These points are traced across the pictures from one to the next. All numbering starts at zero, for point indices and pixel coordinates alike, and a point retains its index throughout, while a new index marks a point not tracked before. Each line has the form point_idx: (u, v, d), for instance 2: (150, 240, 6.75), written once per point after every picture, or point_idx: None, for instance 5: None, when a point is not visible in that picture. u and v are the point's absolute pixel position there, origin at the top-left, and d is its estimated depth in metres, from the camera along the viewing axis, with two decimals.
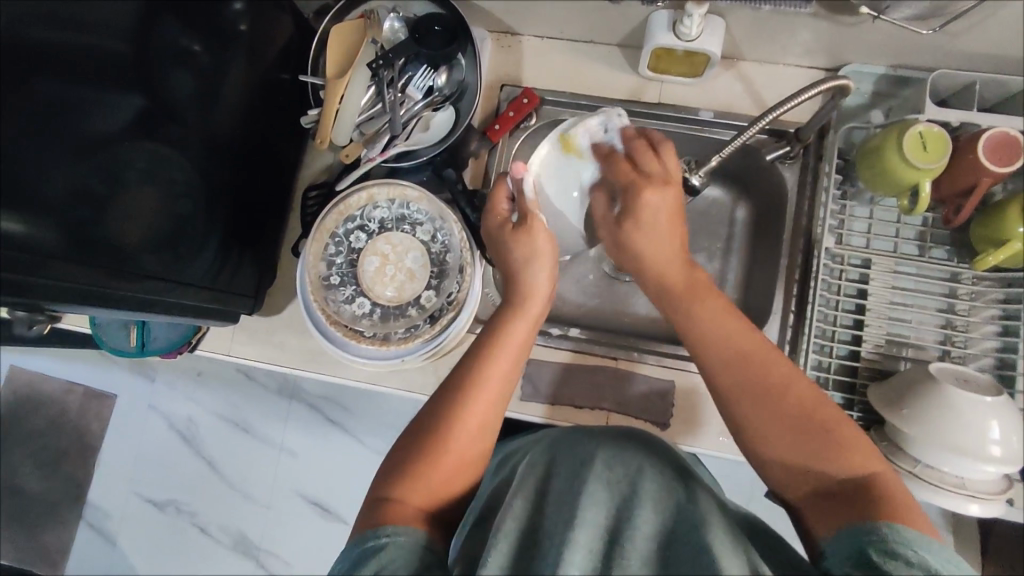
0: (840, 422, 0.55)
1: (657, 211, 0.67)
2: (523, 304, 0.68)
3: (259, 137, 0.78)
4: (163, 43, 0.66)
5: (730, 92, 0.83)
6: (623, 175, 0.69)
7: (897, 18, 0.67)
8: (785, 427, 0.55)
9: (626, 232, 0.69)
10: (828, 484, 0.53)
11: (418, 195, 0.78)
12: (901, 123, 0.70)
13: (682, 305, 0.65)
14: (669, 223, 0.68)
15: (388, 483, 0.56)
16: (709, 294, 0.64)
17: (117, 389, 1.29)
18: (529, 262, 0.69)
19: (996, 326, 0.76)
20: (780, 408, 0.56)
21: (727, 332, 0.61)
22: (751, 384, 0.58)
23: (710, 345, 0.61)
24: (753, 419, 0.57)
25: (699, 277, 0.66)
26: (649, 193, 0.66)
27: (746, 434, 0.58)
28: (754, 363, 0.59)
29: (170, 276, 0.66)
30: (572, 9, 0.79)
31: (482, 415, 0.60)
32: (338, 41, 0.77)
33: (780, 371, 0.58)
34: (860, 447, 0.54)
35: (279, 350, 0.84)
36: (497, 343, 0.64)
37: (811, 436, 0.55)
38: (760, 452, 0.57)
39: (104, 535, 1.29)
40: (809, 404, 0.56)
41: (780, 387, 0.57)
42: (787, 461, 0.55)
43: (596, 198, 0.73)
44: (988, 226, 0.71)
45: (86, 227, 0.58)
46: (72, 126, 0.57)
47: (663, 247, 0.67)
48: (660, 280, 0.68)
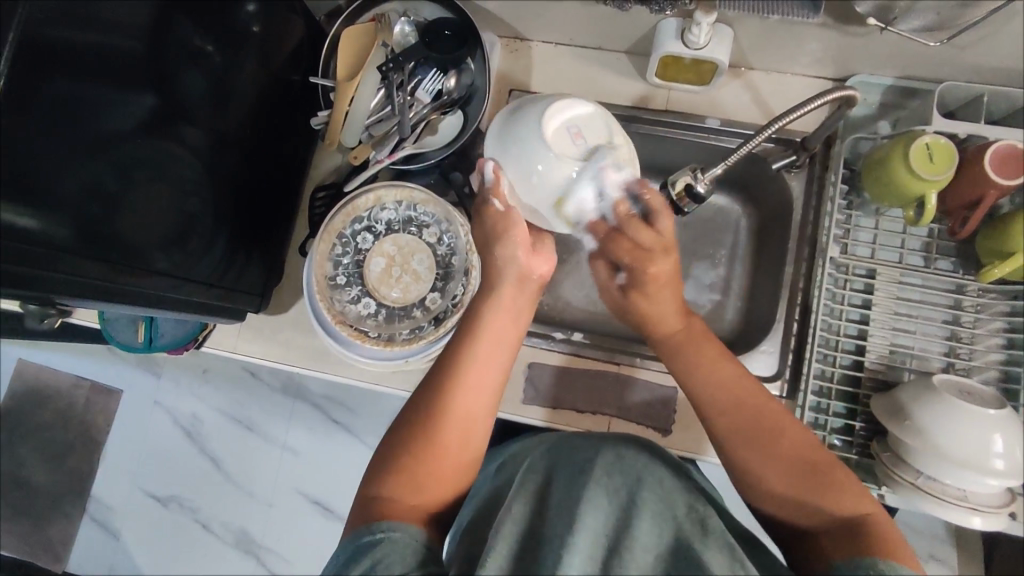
0: (831, 462, 0.57)
1: (664, 281, 0.68)
2: (500, 290, 0.67)
3: (267, 136, 0.79)
4: (179, 41, 0.67)
5: (737, 101, 0.83)
6: (626, 251, 0.69)
7: (906, 29, 0.67)
8: (779, 470, 0.56)
9: (633, 304, 0.71)
10: (823, 522, 0.54)
11: (425, 198, 0.79)
12: (907, 134, 0.70)
13: (679, 359, 0.65)
14: (673, 285, 0.69)
15: (380, 480, 0.57)
16: (703, 343, 0.65)
17: (123, 384, 1.31)
18: (497, 250, 0.68)
19: (1001, 339, 0.76)
20: (776, 450, 0.57)
21: (723, 380, 0.62)
22: (747, 429, 0.59)
23: (704, 392, 0.62)
24: (752, 461, 0.58)
25: (695, 327, 0.67)
26: (654, 267, 0.68)
27: (744, 477, 0.58)
28: (749, 411, 0.60)
29: (179, 271, 0.68)
30: (581, 15, 0.80)
31: (469, 408, 0.60)
32: (350, 46, 0.78)
33: (771, 418, 0.59)
34: (847, 485, 0.55)
35: (284, 348, 0.85)
36: (478, 332, 0.64)
37: (805, 476, 0.56)
38: (758, 495, 0.58)
39: (107, 530, 1.30)
40: (802, 447, 0.57)
41: (772, 430, 0.58)
42: (784, 502, 0.56)
43: (599, 269, 0.74)
44: (994, 238, 0.71)
45: (98, 222, 0.59)
46: (88, 124, 0.58)
47: (666, 309, 0.68)
48: (661, 335, 0.68)
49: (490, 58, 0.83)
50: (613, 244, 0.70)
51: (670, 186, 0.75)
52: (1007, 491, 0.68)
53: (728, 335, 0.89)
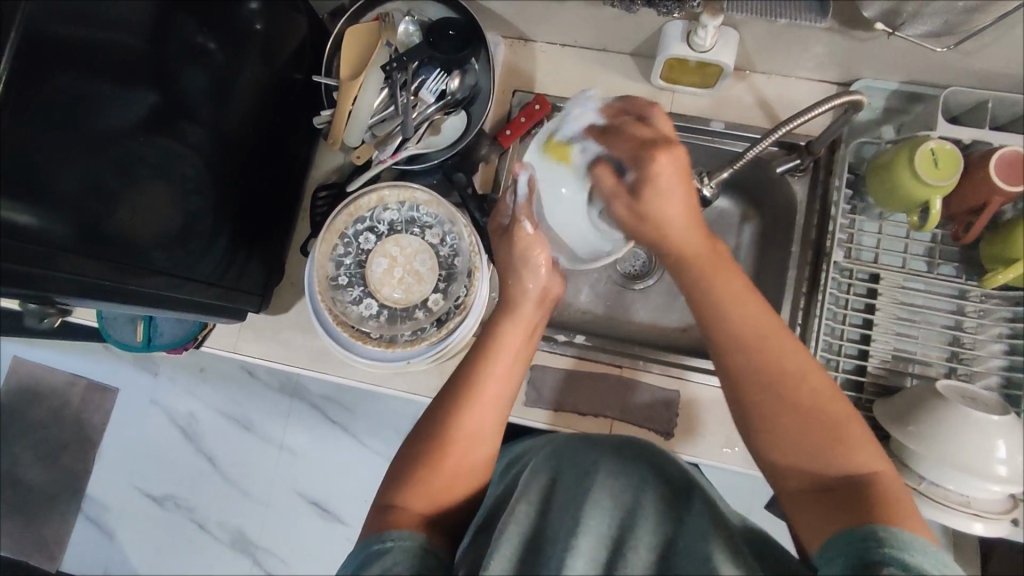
0: (847, 419, 0.53)
1: (673, 180, 0.57)
2: (519, 306, 0.66)
3: (269, 135, 0.79)
4: (182, 37, 0.67)
5: (742, 104, 0.83)
6: (632, 142, 0.60)
7: (912, 34, 0.67)
8: (790, 420, 0.54)
9: (638, 210, 0.60)
10: (826, 481, 0.52)
11: (428, 198, 0.78)
12: (913, 139, 0.70)
13: (699, 284, 0.58)
14: (685, 193, 0.58)
15: (393, 487, 0.57)
16: (723, 272, 0.58)
17: (120, 383, 1.29)
18: (520, 268, 0.67)
19: (1003, 345, 0.76)
20: (791, 399, 0.54)
21: (746, 315, 0.56)
22: (761, 373, 0.55)
23: (723, 329, 0.57)
24: (766, 409, 0.55)
25: (721, 250, 0.60)
26: (661, 157, 0.57)
27: (754, 425, 0.55)
28: (770, 350, 0.55)
29: (180, 272, 0.67)
30: (586, 17, 0.79)
31: (480, 421, 0.60)
32: (353, 44, 0.77)
33: (795, 361, 0.55)
34: (861, 445, 0.52)
35: (284, 348, 0.84)
36: (495, 348, 0.63)
37: (815, 430, 0.53)
38: (765, 447, 0.55)
39: (102, 529, 1.29)
40: (822, 397, 0.54)
41: (794, 378, 0.54)
42: (789, 457, 0.54)
43: (600, 174, 0.63)
44: (997, 244, 0.71)
45: (97, 220, 0.59)
46: (88, 119, 0.58)
47: (683, 217, 0.59)
48: (675, 252, 0.60)
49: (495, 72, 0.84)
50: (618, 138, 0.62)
51: None
52: (1008, 498, 0.68)
53: None
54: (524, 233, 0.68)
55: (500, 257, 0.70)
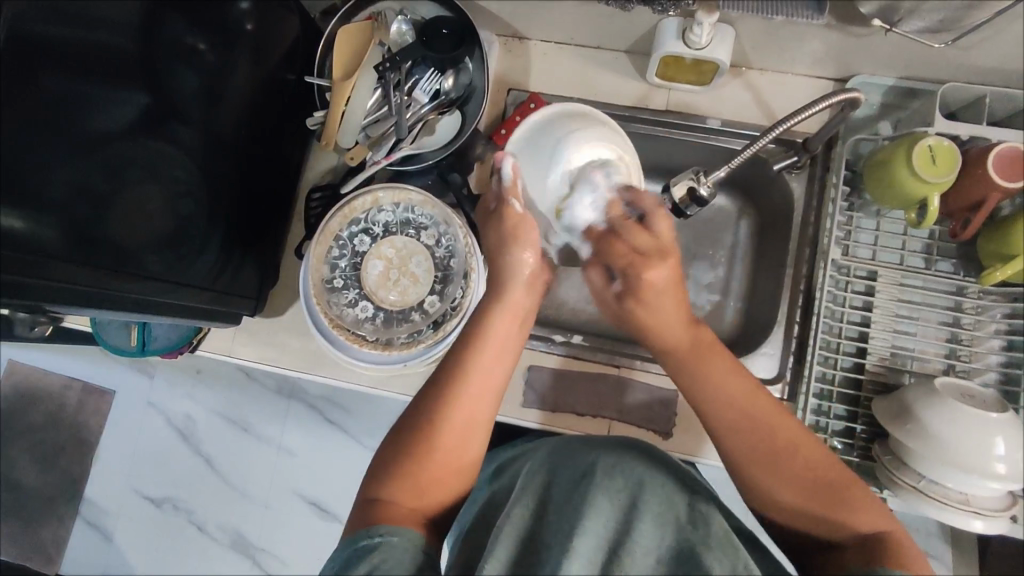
0: (847, 480, 0.55)
1: (660, 289, 0.63)
2: (507, 293, 0.65)
3: (263, 134, 0.78)
4: (172, 39, 0.67)
5: (738, 101, 0.83)
6: (622, 255, 0.65)
7: (910, 30, 0.66)
8: (794, 491, 0.55)
9: (631, 313, 0.65)
10: (837, 542, 0.54)
11: (422, 199, 0.78)
12: (910, 135, 0.70)
13: (690, 369, 0.61)
14: (671, 301, 0.63)
15: (378, 479, 0.57)
16: (712, 357, 0.61)
17: (116, 385, 1.29)
18: (508, 254, 0.66)
19: (1001, 341, 0.76)
20: (788, 470, 0.55)
21: (735, 394, 0.58)
22: (758, 453, 0.56)
23: (715, 411, 0.59)
24: (764, 485, 0.56)
25: (705, 337, 0.63)
26: (652, 273, 0.63)
27: (756, 499, 0.58)
28: (762, 427, 0.57)
29: (172, 276, 0.66)
30: (581, 14, 0.79)
31: (468, 413, 0.59)
32: (345, 42, 0.76)
33: (786, 435, 0.56)
34: (867, 506, 0.54)
35: (280, 351, 0.84)
36: (483, 338, 0.63)
37: (818, 494, 0.54)
38: (775, 514, 0.57)
39: (101, 532, 1.28)
40: (821, 468, 0.55)
41: (788, 450, 0.56)
42: (801, 517, 0.55)
43: (592, 276, 0.69)
44: (995, 240, 0.71)
45: (85, 224, 0.58)
46: (77, 122, 0.58)
47: (670, 321, 0.63)
48: (664, 345, 0.63)
49: (490, 72, 0.83)
50: (603, 248, 0.67)
51: (673, 188, 0.74)
52: (1008, 494, 0.68)
53: (727, 336, 0.89)
54: (511, 212, 0.67)
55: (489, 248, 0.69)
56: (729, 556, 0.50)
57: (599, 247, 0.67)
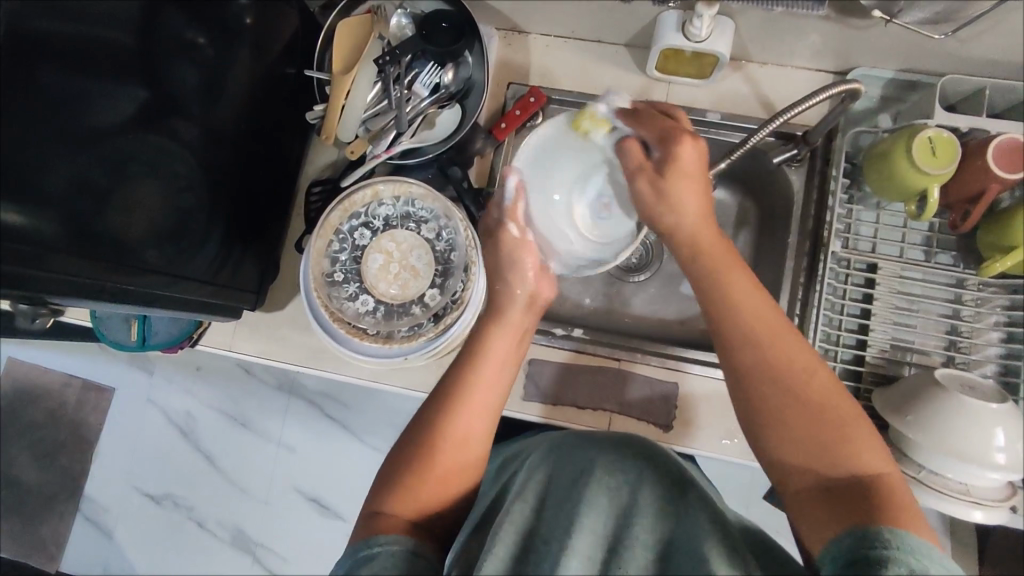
0: (854, 416, 0.54)
1: (693, 164, 0.63)
2: (502, 313, 0.66)
3: (262, 129, 0.78)
4: (170, 33, 0.67)
5: (738, 95, 0.83)
6: (658, 124, 0.66)
7: (909, 21, 0.66)
8: (794, 415, 0.54)
9: (665, 183, 0.63)
10: (831, 480, 0.52)
11: (423, 192, 0.78)
12: (911, 127, 0.70)
13: (711, 276, 0.60)
14: (700, 183, 0.63)
15: (380, 496, 0.57)
16: (735, 270, 0.60)
17: (116, 382, 1.29)
18: (500, 281, 0.68)
19: (1001, 333, 0.76)
20: (791, 391, 0.55)
21: (756, 311, 0.58)
22: (771, 371, 0.56)
23: (734, 327, 0.58)
24: (772, 407, 0.55)
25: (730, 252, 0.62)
26: (688, 142, 0.63)
27: (757, 425, 0.56)
28: (780, 347, 0.56)
29: (172, 270, 0.66)
30: (580, 8, 0.79)
31: (467, 427, 0.60)
32: (345, 37, 0.76)
33: (803, 357, 0.56)
34: (869, 446, 0.53)
35: (280, 346, 0.84)
36: (481, 356, 0.63)
37: (822, 425, 0.53)
38: (769, 445, 0.55)
39: (101, 529, 1.28)
40: (828, 394, 0.55)
41: (801, 374, 0.55)
42: (793, 450, 0.54)
43: (627, 148, 0.68)
44: (994, 232, 0.71)
45: (86, 218, 0.58)
46: (78, 117, 0.58)
47: (699, 204, 0.63)
48: (690, 243, 0.62)
49: (490, 67, 0.83)
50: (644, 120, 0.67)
51: None
52: (1008, 484, 0.68)
53: None
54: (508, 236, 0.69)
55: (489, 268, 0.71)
56: (727, 553, 0.50)
57: (634, 123, 0.68)
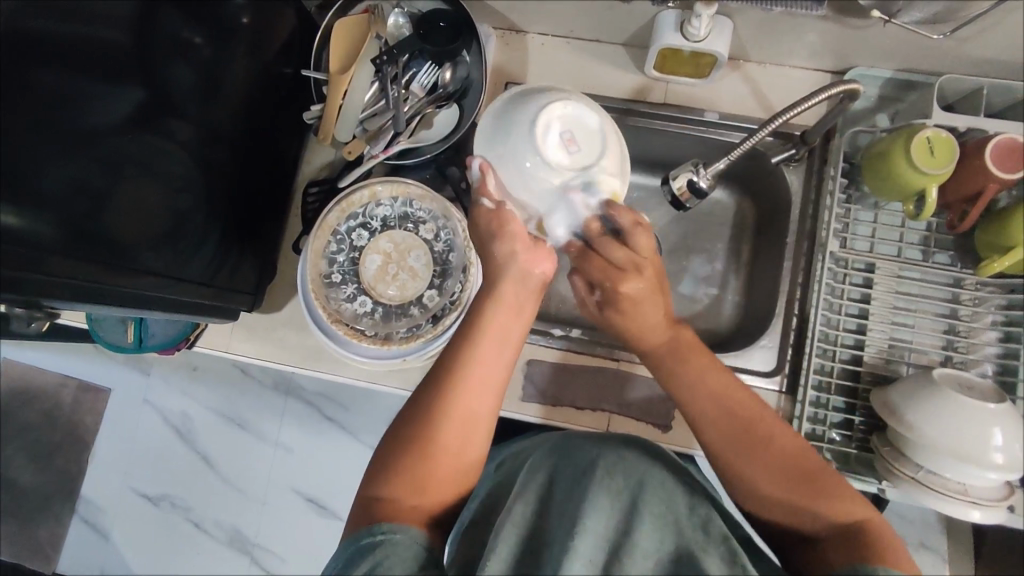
0: (821, 467, 0.57)
1: (639, 300, 0.64)
2: (501, 288, 0.63)
3: (259, 130, 0.77)
4: (165, 33, 0.66)
5: (736, 94, 0.83)
6: (600, 270, 0.65)
7: (908, 20, 0.66)
8: (770, 481, 0.57)
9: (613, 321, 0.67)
10: (818, 529, 0.55)
11: (421, 192, 0.78)
12: (909, 127, 0.70)
13: (669, 364, 0.64)
14: (656, 302, 0.64)
15: (378, 480, 0.56)
16: (691, 353, 0.64)
17: (112, 383, 1.28)
18: (495, 246, 0.64)
19: (998, 333, 0.76)
20: (764, 458, 0.58)
21: (713, 387, 0.62)
22: (736, 440, 0.59)
23: (695, 404, 0.62)
24: (744, 475, 0.58)
25: (685, 336, 0.65)
26: (627, 286, 0.63)
27: (736, 491, 0.59)
28: (740, 418, 0.60)
29: (169, 272, 0.65)
30: (578, 7, 0.78)
31: (467, 409, 0.59)
32: (341, 37, 0.75)
33: (762, 426, 0.59)
34: (842, 493, 0.55)
35: (277, 347, 0.83)
36: (481, 332, 0.62)
37: (794, 482, 0.56)
38: (753, 505, 0.58)
39: (98, 530, 1.28)
40: (794, 453, 0.58)
41: (764, 440, 0.59)
42: (780, 509, 0.57)
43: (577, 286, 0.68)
44: (991, 232, 0.71)
45: (83, 219, 0.58)
46: (75, 117, 0.58)
47: (654, 320, 0.64)
48: (644, 344, 0.66)
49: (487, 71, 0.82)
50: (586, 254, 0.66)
51: (672, 180, 0.74)
52: (1006, 484, 0.68)
53: (725, 329, 0.89)
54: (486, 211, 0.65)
55: (477, 236, 0.66)
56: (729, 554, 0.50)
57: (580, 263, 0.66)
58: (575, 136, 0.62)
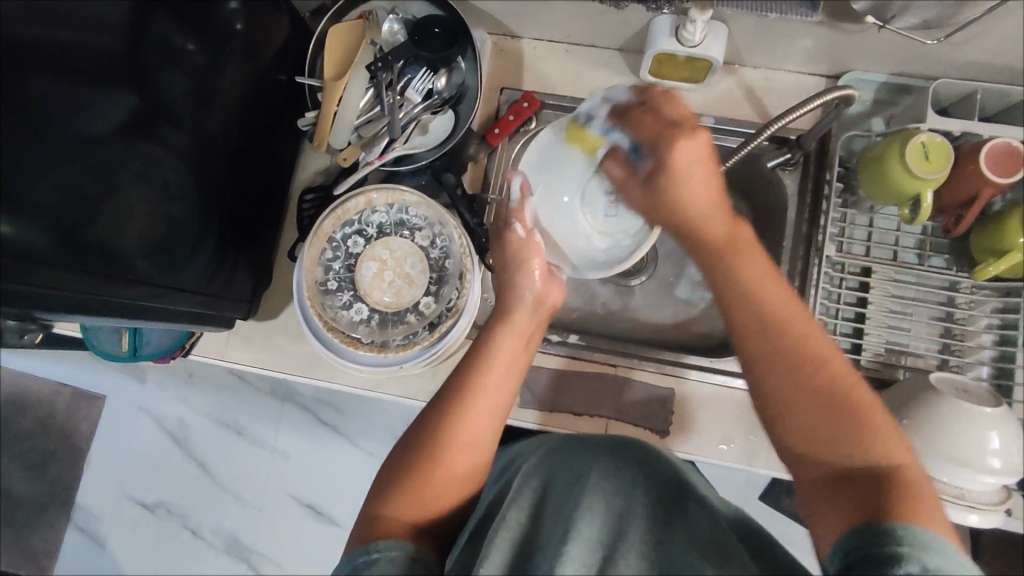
0: (868, 403, 0.52)
1: (688, 168, 0.59)
2: (513, 315, 0.66)
3: (254, 137, 0.77)
4: (158, 39, 0.67)
5: (731, 98, 0.83)
6: (648, 132, 0.62)
7: (902, 26, 0.66)
8: (810, 406, 0.52)
9: (662, 196, 0.62)
10: (846, 469, 0.50)
11: (418, 200, 0.77)
12: (903, 132, 0.70)
13: (721, 262, 0.59)
14: (709, 175, 0.60)
15: (381, 498, 0.56)
16: (752, 256, 0.58)
17: (106, 390, 1.27)
18: (513, 276, 0.69)
19: (994, 336, 0.76)
20: (811, 382, 0.52)
21: (766, 296, 0.56)
22: (780, 355, 0.54)
23: (744, 309, 0.56)
24: (782, 392, 0.53)
25: (742, 237, 0.60)
26: (680, 148, 0.59)
27: (766, 411, 0.54)
28: (790, 334, 0.54)
29: (162, 280, 0.65)
30: (574, 12, 0.78)
31: (474, 429, 0.59)
32: (337, 42, 0.76)
33: (816, 345, 0.54)
34: (882, 434, 0.51)
35: (273, 355, 0.83)
36: (491, 355, 0.63)
37: (832, 413, 0.51)
38: (780, 432, 0.54)
39: (93, 539, 1.27)
40: (842, 384, 0.53)
41: (814, 361, 0.53)
42: (809, 439, 0.52)
43: (611, 166, 0.69)
44: (986, 236, 0.71)
45: (75, 228, 0.57)
46: (67, 125, 0.57)
47: (707, 204, 0.60)
48: (698, 232, 0.60)
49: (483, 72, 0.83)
50: (637, 122, 0.63)
51: None
52: (1003, 487, 0.69)
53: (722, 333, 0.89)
54: (516, 236, 0.71)
55: (497, 261, 0.71)
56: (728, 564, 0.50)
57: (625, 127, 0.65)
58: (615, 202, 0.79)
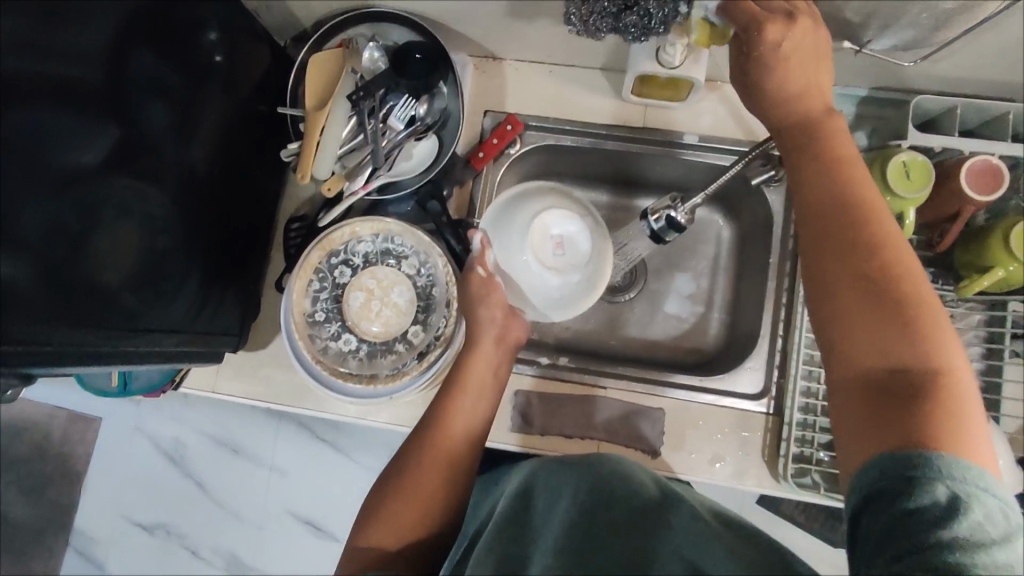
0: (928, 303, 0.50)
1: (785, 54, 0.54)
2: (476, 344, 0.67)
3: (233, 168, 0.77)
4: (139, 69, 0.63)
5: (716, 115, 0.83)
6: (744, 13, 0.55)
7: (877, 49, 0.69)
8: (856, 292, 0.51)
9: (752, 84, 0.57)
10: (888, 374, 0.49)
11: (402, 229, 0.77)
12: (885, 150, 0.71)
13: (797, 147, 0.57)
14: (813, 61, 0.55)
15: (367, 526, 0.60)
16: (838, 136, 0.56)
17: (101, 412, 1.27)
18: (479, 310, 0.68)
19: (981, 349, 0.77)
20: (863, 264, 0.51)
21: (835, 180, 0.55)
22: (841, 239, 0.53)
23: (812, 195, 0.55)
24: (835, 278, 0.52)
25: (832, 125, 0.57)
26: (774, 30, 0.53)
27: (814, 293, 0.54)
28: (854, 220, 0.53)
29: (148, 316, 0.65)
30: (555, 35, 0.79)
31: (449, 457, 0.62)
32: (316, 72, 0.74)
33: (883, 233, 0.52)
34: (937, 340, 0.49)
35: (263, 385, 0.83)
36: (460, 385, 0.65)
37: (885, 309, 0.50)
38: (827, 323, 0.53)
39: (92, 562, 1.27)
40: (904, 281, 0.51)
41: (876, 245, 0.52)
42: (854, 332, 0.51)
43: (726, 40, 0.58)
44: (973, 253, 0.72)
45: (63, 268, 0.55)
46: (47, 160, 0.54)
47: (800, 85, 0.56)
48: (783, 117, 0.58)
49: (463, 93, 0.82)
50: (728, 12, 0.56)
51: (651, 217, 0.74)
52: None
53: (712, 346, 0.90)
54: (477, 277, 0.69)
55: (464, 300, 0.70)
56: None
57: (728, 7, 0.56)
58: (564, 241, 0.70)
